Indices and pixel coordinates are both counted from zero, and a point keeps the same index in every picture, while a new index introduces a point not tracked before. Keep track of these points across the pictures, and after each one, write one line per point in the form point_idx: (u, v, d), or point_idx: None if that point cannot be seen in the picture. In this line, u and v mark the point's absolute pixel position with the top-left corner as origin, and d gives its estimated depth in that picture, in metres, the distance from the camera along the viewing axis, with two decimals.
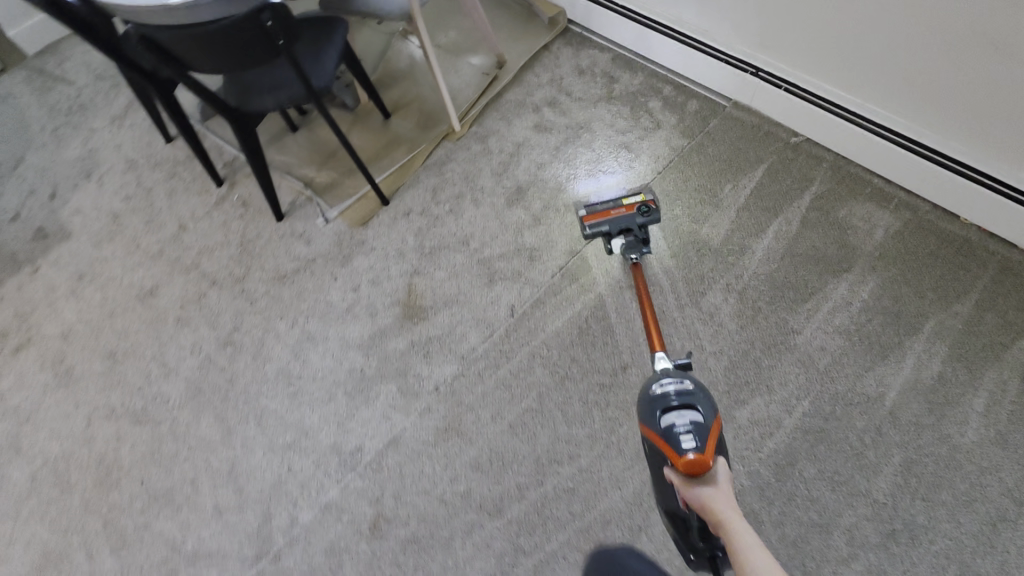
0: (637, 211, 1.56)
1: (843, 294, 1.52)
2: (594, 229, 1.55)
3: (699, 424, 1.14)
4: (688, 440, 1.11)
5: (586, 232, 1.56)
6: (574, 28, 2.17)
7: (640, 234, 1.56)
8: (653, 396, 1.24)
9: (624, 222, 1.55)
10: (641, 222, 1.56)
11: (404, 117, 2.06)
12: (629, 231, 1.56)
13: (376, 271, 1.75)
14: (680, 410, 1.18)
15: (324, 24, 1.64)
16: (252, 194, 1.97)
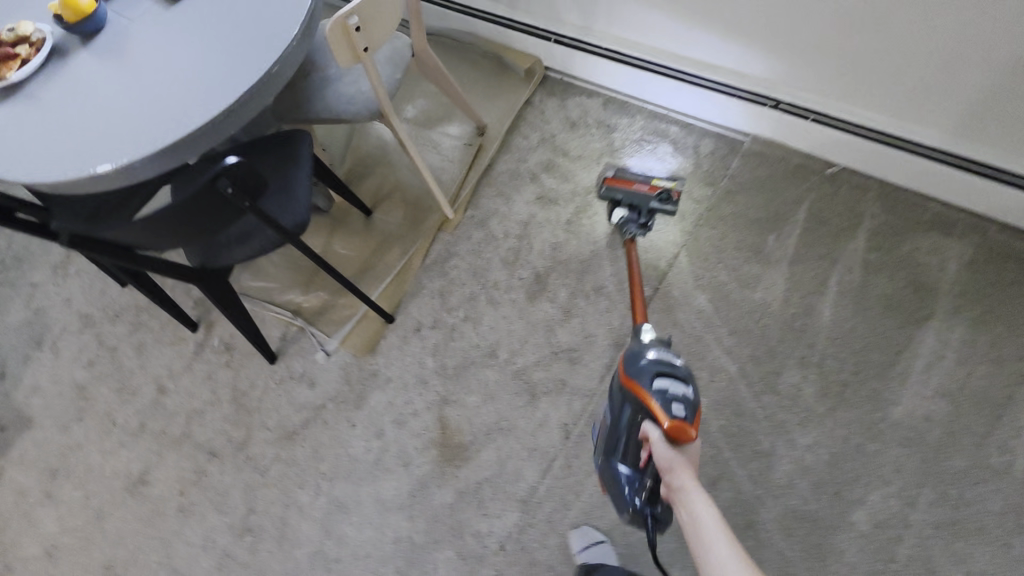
0: (657, 195, 1.48)
1: (932, 345, 1.34)
2: (607, 190, 1.52)
3: (690, 400, 1.16)
4: (679, 409, 1.13)
5: (601, 189, 1.53)
6: (552, 74, 1.94)
7: (644, 215, 1.51)
8: (643, 359, 1.24)
9: (637, 199, 1.50)
10: (653, 207, 1.50)
11: (388, 212, 1.82)
12: (637, 208, 1.52)
13: (398, 408, 1.52)
14: (671, 379, 1.19)
15: (285, 141, 1.40)
16: (234, 336, 1.71)
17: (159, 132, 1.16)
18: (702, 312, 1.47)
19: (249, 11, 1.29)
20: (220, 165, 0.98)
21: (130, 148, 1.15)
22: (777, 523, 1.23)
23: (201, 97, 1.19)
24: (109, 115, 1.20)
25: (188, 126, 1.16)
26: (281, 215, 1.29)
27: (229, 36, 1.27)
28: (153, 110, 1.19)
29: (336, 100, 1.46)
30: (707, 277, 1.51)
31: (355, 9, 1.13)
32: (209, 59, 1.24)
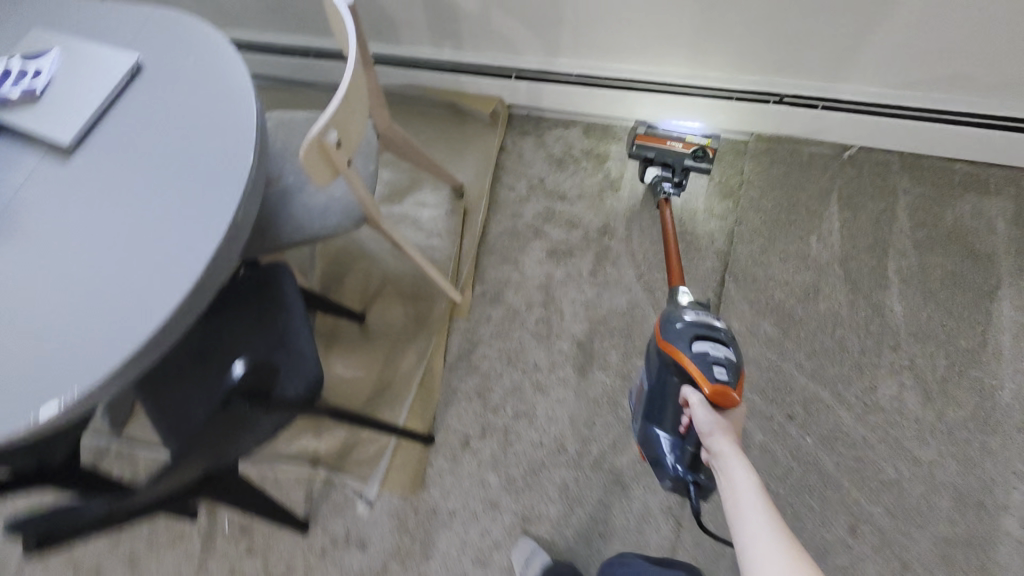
0: (692, 152, 1.46)
1: (1011, 314, 1.28)
2: (638, 148, 1.50)
3: (733, 363, 1.04)
4: (720, 374, 1.02)
5: (632, 149, 1.51)
6: (518, 111, 1.76)
7: (678, 174, 1.48)
8: (677, 323, 1.13)
9: (671, 156, 1.47)
10: (687, 165, 1.47)
11: (385, 310, 1.57)
12: (670, 168, 1.49)
13: (476, 543, 1.31)
14: (712, 342, 1.08)
15: (264, 290, 1.15)
16: (247, 513, 1.41)
17: (113, 334, 0.88)
18: (772, 339, 1.34)
19: (179, 142, 1.01)
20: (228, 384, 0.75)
21: (80, 365, 0.86)
22: (933, 556, 1.13)
23: (154, 272, 0.92)
24: (31, 324, 0.90)
25: (150, 317, 0.88)
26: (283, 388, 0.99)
27: (162, 180, 0.99)
28: (93, 303, 0.90)
29: (309, 215, 1.21)
30: (763, 300, 1.38)
31: (330, 121, 0.89)
32: (146, 217, 0.96)
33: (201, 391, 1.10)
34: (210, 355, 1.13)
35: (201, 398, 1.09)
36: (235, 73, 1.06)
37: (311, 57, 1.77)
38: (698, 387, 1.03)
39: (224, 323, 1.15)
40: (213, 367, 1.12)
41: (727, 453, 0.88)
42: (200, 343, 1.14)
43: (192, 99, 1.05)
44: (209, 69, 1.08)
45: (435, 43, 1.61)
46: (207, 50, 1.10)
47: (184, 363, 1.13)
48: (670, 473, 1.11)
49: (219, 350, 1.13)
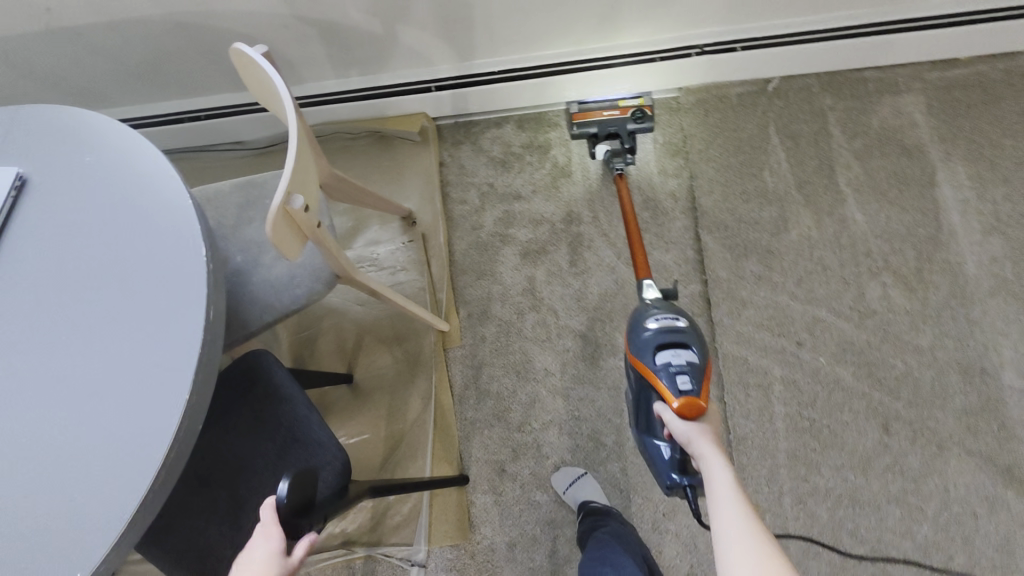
0: (631, 115, 1.48)
1: (953, 195, 1.39)
2: (581, 128, 1.48)
3: (696, 366, 1.05)
4: (684, 380, 1.01)
5: (573, 130, 1.50)
6: (445, 122, 1.68)
7: (626, 141, 1.48)
8: (645, 331, 1.13)
9: (613, 125, 1.47)
10: (631, 129, 1.48)
11: (373, 362, 1.47)
12: (616, 136, 1.49)
13: (545, 565, 1.28)
14: (675, 348, 1.08)
15: (247, 385, 1.04)
16: None
17: (109, 489, 0.77)
18: (761, 278, 1.38)
19: (109, 254, 0.88)
20: (265, 502, 0.68)
21: (85, 536, 0.75)
22: (960, 429, 1.21)
23: (133, 407, 0.80)
24: (10, 511, 0.77)
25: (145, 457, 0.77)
26: (319, 494, 0.93)
27: (106, 303, 0.86)
28: (76, 464, 0.79)
29: (273, 290, 1.10)
30: (740, 243, 1.42)
31: (291, 186, 0.80)
32: (102, 348, 0.84)
33: (217, 519, 0.98)
34: (212, 476, 1.00)
35: (220, 526, 0.97)
36: (147, 161, 0.93)
37: (202, 119, 1.61)
38: (666, 398, 1.02)
39: (215, 435, 1.02)
40: (219, 487, 0.99)
41: (708, 459, 0.86)
42: (193, 465, 1.01)
43: (106, 203, 0.91)
44: (114, 163, 0.93)
45: (342, 74, 1.50)
46: (103, 142, 0.95)
47: (183, 493, 0.99)
48: (666, 483, 1.04)
49: (221, 467, 1.00)
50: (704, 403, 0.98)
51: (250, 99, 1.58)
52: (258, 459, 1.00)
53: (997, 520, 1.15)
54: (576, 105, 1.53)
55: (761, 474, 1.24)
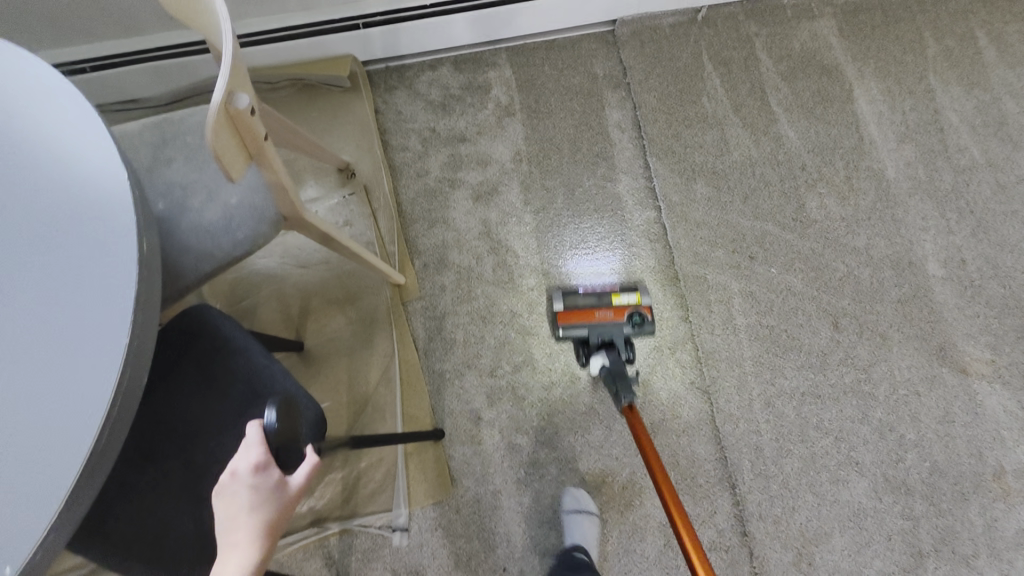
0: (627, 319, 1.25)
1: (869, 108, 1.49)
2: (570, 331, 1.25)
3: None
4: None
5: (558, 332, 1.26)
6: (376, 67, 1.57)
7: (623, 351, 1.24)
8: None
9: (607, 331, 1.24)
10: (627, 334, 1.25)
11: (325, 325, 1.35)
12: (611, 343, 1.24)
13: (535, 507, 1.23)
14: None
15: (191, 343, 0.92)
16: None
17: (40, 455, 0.62)
18: (711, 199, 1.42)
19: (12, 196, 0.72)
20: (253, 425, 0.61)
21: (14, 515, 0.60)
22: (898, 317, 1.31)
23: (62, 363, 0.65)
24: None
25: (80, 410, 0.62)
26: (303, 433, 0.83)
27: (15, 250, 0.70)
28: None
29: (208, 237, 0.96)
30: (688, 167, 1.45)
31: (232, 83, 0.70)
32: (18, 302, 0.68)
33: (172, 495, 0.85)
34: (160, 449, 0.88)
35: (175, 503, 0.85)
36: (45, 85, 0.78)
37: (88, 71, 1.40)
38: None
39: (161, 403, 0.90)
40: (172, 459, 0.87)
41: None
42: (139, 438, 0.88)
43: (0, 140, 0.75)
44: (6, 95, 0.77)
45: (257, 12, 1.36)
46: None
47: (127, 473, 0.86)
48: None
49: (171, 437, 0.88)
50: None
51: (147, 44, 1.38)
52: (215, 424, 0.88)
53: (938, 394, 1.25)
54: (562, 296, 1.30)
55: (728, 386, 1.28)
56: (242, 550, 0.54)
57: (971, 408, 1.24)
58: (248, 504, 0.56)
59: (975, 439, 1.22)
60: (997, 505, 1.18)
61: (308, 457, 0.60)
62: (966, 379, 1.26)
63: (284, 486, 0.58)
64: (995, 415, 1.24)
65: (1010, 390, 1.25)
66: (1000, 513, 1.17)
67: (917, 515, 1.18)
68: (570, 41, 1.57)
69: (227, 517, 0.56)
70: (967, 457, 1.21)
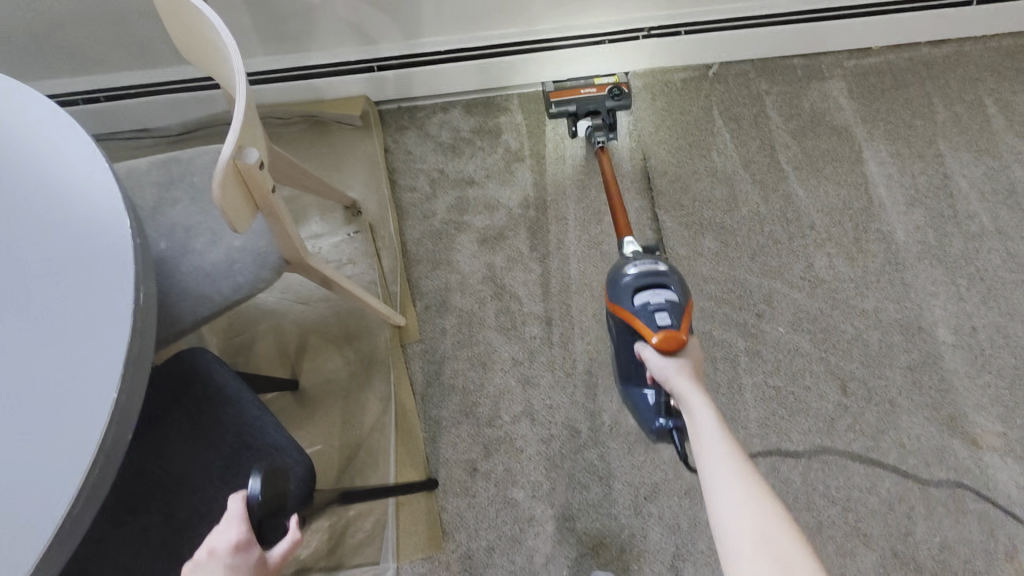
0: (608, 94, 1.46)
1: (879, 169, 1.49)
2: (563, 108, 1.45)
3: (675, 302, 1.08)
4: (661, 317, 1.05)
5: (551, 109, 1.46)
6: (388, 107, 1.59)
7: (606, 117, 1.46)
8: (624, 284, 1.14)
9: (592, 103, 1.45)
10: (610, 106, 1.46)
11: (321, 365, 1.33)
12: (596, 112, 1.47)
13: (527, 566, 1.18)
14: (653, 290, 1.10)
15: (183, 389, 0.90)
16: None
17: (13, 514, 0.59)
18: (718, 254, 1.41)
19: (9, 233, 0.71)
20: (234, 497, 0.57)
21: None
22: (908, 384, 1.28)
23: (46, 412, 0.62)
24: None
25: (60, 466, 0.60)
26: (292, 497, 0.81)
27: (6, 292, 0.68)
28: None
29: (208, 279, 0.95)
30: (696, 220, 1.44)
31: (243, 138, 0.70)
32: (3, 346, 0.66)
33: (150, 551, 0.82)
34: (140, 502, 0.84)
35: (152, 560, 0.81)
36: (53, 125, 0.77)
37: (103, 101, 1.41)
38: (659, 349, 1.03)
39: (146, 451, 0.87)
40: (153, 513, 0.84)
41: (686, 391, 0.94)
42: (119, 488, 0.85)
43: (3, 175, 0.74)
44: (14, 130, 0.77)
45: (273, 50, 1.38)
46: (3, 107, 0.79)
47: (104, 524, 0.83)
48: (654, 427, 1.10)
49: (152, 488, 0.85)
50: (683, 336, 1.02)
51: (163, 78, 1.40)
52: (200, 476, 0.85)
53: (948, 465, 1.21)
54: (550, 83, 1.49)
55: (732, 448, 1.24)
56: None
57: (982, 483, 1.20)
58: None
59: (987, 516, 1.18)
60: None
61: (291, 529, 0.56)
62: (977, 452, 1.22)
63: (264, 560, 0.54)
64: (1008, 493, 1.19)
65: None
66: None
67: None
68: None
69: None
70: (980, 535, 1.16)
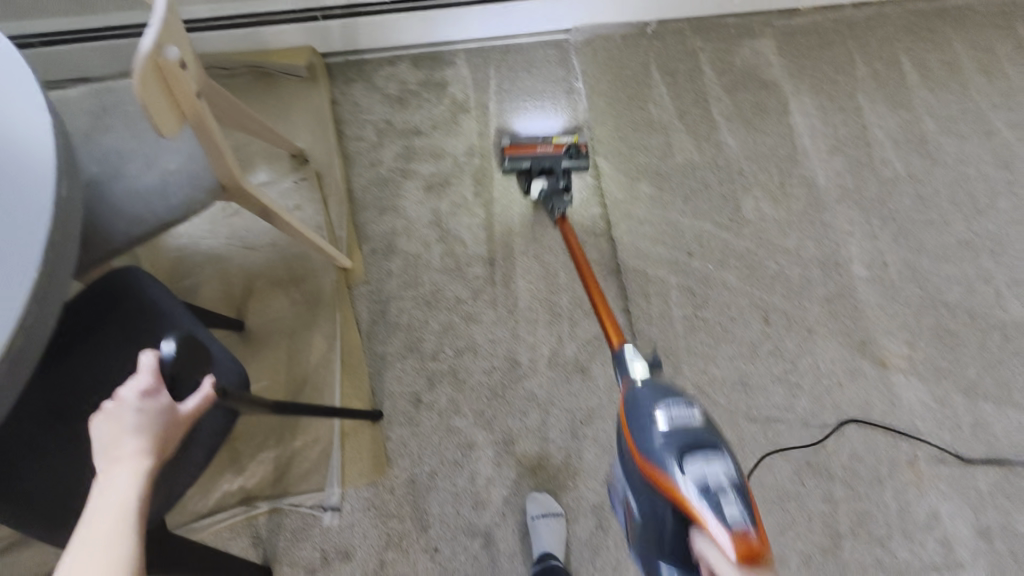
0: (565, 152, 1.43)
1: (803, 120, 1.58)
2: (516, 162, 1.42)
3: (737, 484, 0.84)
4: (731, 510, 0.81)
5: (504, 163, 1.43)
6: (334, 60, 1.61)
7: (560, 177, 1.42)
8: (656, 438, 0.92)
9: (546, 160, 1.42)
10: (567, 166, 1.43)
11: (267, 306, 1.36)
12: (551, 171, 1.43)
13: (469, 488, 1.23)
14: (704, 455, 0.87)
15: (116, 303, 0.92)
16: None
17: None
18: (654, 198, 1.48)
19: None
20: (144, 355, 0.64)
21: None
22: (823, 314, 1.38)
23: None
24: None
25: None
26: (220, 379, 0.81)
27: None
28: None
29: (141, 201, 0.96)
30: (633, 167, 1.51)
31: (161, 36, 0.73)
32: None
33: (82, 453, 0.84)
34: (72, 408, 0.86)
35: (86, 461, 0.83)
36: None
37: (39, 47, 1.40)
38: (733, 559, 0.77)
39: (79, 362, 0.89)
40: (84, 418, 0.86)
41: None
42: (52, 395, 0.87)
43: None
44: None
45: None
46: None
47: (36, 430, 0.85)
48: None
49: (85, 396, 0.87)
50: (761, 544, 0.77)
51: (101, 24, 1.39)
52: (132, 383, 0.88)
53: (857, 385, 1.31)
54: (507, 138, 1.47)
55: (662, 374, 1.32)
56: (128, 459, 0.58)
57: (888, 400, 1.31)
58: (134, 424, 0.60)
59: (892, 429, 1.28)
60: (908, 491, 1.24)
61: (201, 388, 0.64)
62: (885, 372, 1.33)
63: (172, 410, 0.63)
64: (911, 408, 1.30)
65: (925, 384, 1.32)
66: (910, 499, 1.23)
67: (837, 499, 1.23)
68: (527, 45, 1.64)
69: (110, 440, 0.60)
70: (885, 444, 1.27)
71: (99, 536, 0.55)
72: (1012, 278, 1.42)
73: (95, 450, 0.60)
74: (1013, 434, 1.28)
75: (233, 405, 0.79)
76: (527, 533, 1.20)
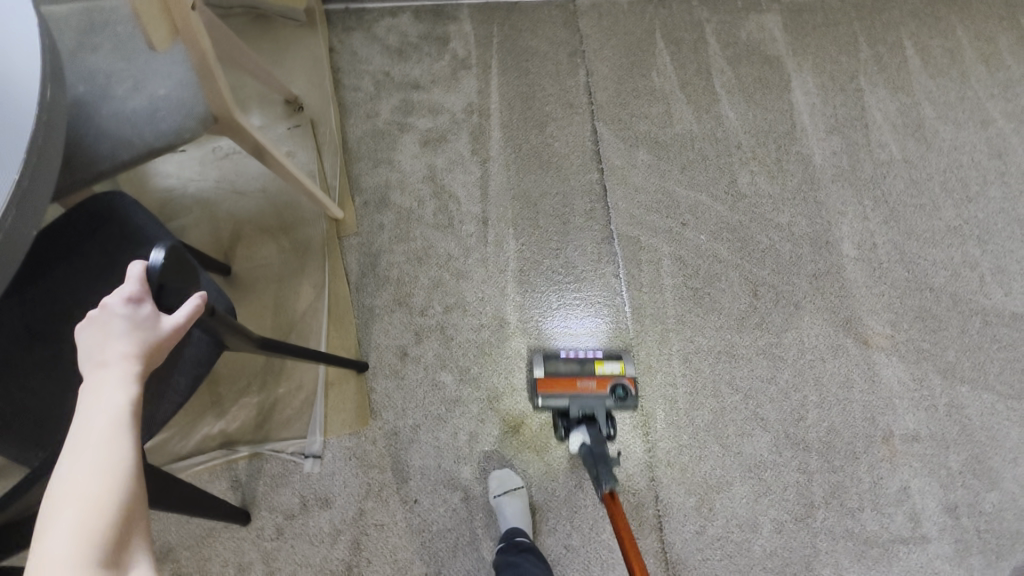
0: (610, 392, 1.19)
1: (804, 99, 1.58)
2: (551, 401, 1.20)
3: None
4: None
5: (538, 402, 1.21)
6: (334, 8, 1.58)
7: (605, 426, 1.17)
8: None
9: (589, 404, 1.18)
10: (610, 407, 1.19)
11: (255, 252, 1.33)
12: (593, 417, 1.18)
13: (452, 444, 1.23)
14: None
15: (100, 227, 0.89)
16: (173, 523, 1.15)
17: None
18: (651, 166, 1.47)
19: None
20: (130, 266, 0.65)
21: None
22: (811, 290, 1.39)
23: None
24: None
25: None
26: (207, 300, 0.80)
27: None
28: None
29: (130, 124, 0.93)
30: (633, 135, 1.50)
31: None
32: None
33: (58, 374, 0.82)
34: (51, 330, 0.84)
35: (63, 383, 0.81)
36: None
37: None
38: None
39: (59, 285, 0.87)
40: (64, 340, 0.84)
41: None
42: (30, 316, 0.85)
43: None
44: None
45: None
46: None
47: (13, 350, 0.83)
48: None
49: (64, 318, 0.85)
50: None
51: None
52: None
53: (839, 362, 1.33)
54: (541, 360, 1.26)
55: (649, 342, 1.33)
56: (115, 362, 0.58)
57: (868, 378, 1.33)
58: (121, 329, 0.60)
59: (869, 406, 1.31)
60: (881, 465, 1.27)
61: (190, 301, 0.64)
62: (867, 350, 1.35)
63: (159, 321, 0.62)
64: (890, 386, 1.32)
65: (905, 364, 1.34)
66: (884, 473, 1.26)
67: (812, 470, 1.25)
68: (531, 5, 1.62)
69: (97, 344, 0.60)
70: (862, 420, 1.30)
71: (92, 428, 0.54)
72: (997, 265, 1.44)
73: (82, 354, 0.60)
74: (987, 416, 1.31)
75: (222, 333, 0.79)
76: (493, 513, 1.18)
